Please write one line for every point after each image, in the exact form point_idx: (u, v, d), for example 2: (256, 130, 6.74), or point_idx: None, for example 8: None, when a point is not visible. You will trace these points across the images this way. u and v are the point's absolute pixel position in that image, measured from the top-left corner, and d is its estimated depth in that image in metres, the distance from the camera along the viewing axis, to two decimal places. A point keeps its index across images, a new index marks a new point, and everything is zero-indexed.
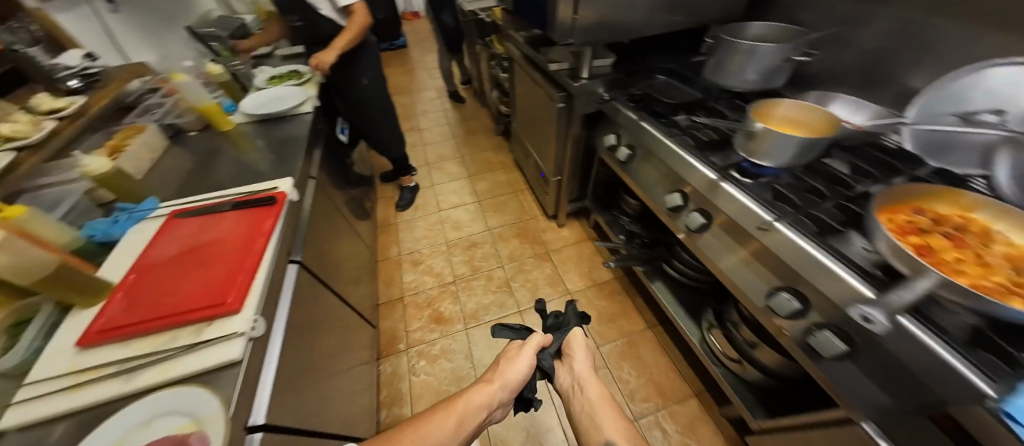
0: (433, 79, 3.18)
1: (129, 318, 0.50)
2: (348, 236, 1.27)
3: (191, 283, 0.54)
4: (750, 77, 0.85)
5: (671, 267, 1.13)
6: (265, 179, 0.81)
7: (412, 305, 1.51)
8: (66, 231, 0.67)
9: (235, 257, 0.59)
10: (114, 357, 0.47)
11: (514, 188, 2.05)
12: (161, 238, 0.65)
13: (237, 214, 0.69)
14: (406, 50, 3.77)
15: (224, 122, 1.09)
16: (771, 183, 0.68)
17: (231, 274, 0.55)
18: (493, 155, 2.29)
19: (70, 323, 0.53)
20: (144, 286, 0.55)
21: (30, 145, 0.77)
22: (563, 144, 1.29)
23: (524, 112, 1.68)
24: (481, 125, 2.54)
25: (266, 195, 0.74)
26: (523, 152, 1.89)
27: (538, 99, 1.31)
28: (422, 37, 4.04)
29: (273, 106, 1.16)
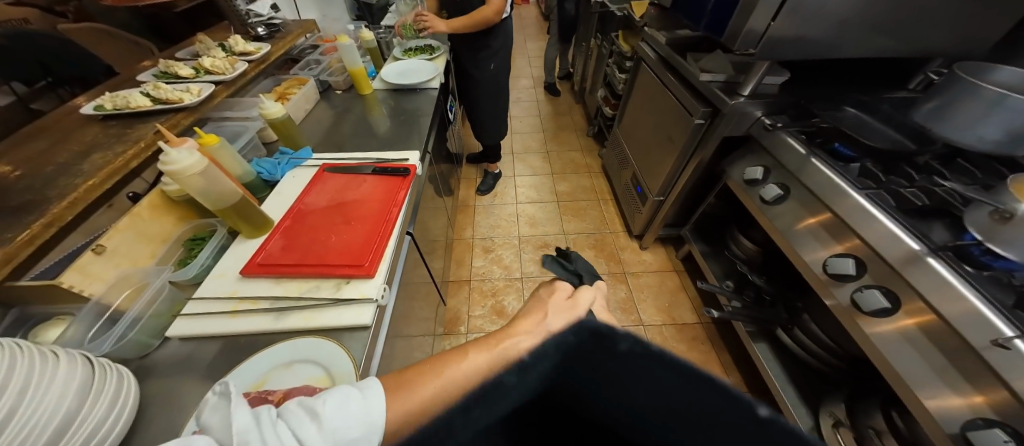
0: (532, 67, 3.11)
1: (291, 261, 0.61)
2: (433, 209, 1.28)
3: (338, 243, 0.65)
4: (989, 134, 0.69)
5: (788, 334, 0.97)
6: (399, 150, 0.89)
7: (476, 291, 1.50)
8: (241, 164, 0.77)
9: (372, 227, 0.69)
10: (273, 292, 0.59)
11: (597, 194, 1.88)
12: (312, 193, 0.77)
13: (373, 184, 0.79)
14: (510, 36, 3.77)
15: (365, 86, 1.18)
16: (1007, 281, 0.55)
17: (370, 243, 0.65)
18: (580, 157, 2.14)
19: (230, 251, 0.65)
20: (300, 235, 0.67)
21: (227, 80, 0.87)
22: (684, 165, 1.16)
23: (631, 118, 1.52)
24: (573, 122, 2.42)
25: (400, 168, 0.82)
26: (615, 162, 1.74)
27: (665, 109, 1.21)
28: (526, 25, 4.01)
29: (408, 78, 1.24)
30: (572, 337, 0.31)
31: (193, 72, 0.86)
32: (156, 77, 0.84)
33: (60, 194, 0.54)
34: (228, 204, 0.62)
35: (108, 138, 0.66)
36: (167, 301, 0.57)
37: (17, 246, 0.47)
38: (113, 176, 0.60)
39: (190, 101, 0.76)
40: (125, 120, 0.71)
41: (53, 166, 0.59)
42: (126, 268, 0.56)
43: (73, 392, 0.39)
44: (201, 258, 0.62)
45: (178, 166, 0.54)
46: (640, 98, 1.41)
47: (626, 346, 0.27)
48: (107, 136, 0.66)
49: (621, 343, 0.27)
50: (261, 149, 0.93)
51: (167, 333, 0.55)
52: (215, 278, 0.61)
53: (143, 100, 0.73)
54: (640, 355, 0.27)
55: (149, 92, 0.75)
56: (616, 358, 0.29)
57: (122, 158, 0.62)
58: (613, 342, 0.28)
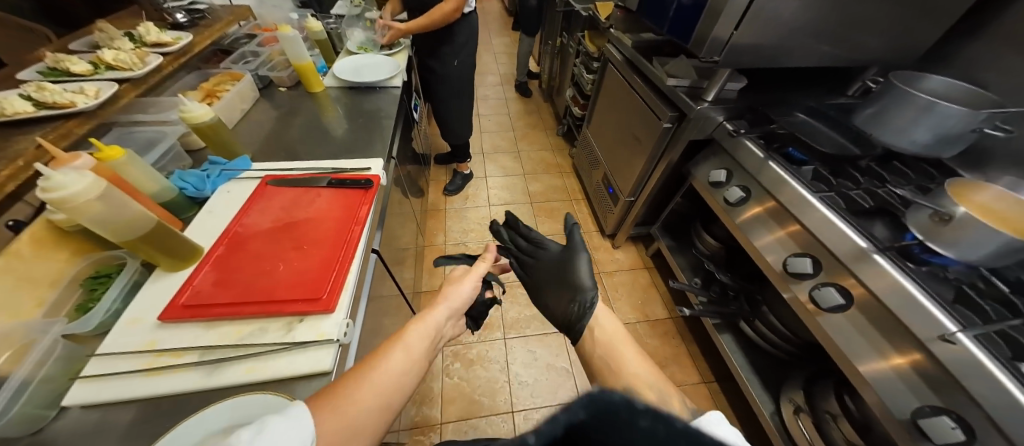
0: (499, 64, 3.05)
1: (227, 300, 0.54)
2: (401, 219, 1.19)
3: (285, 274, 0.57)
4: (920, 138, 0.76)
5: (749, 325, 1.02)
6: (360, 159, 0.80)
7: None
8: (157, 180, 0.66)
9: (327, 253, 0.61)
10: (206, 338, 0.50)
11: (569, 194, 1.87)
12: (254, 212, 0.68)
13: (328, 200, 0.71)
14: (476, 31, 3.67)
15: (314, 84, 1.06)
16: (946, 278, 0.61)
17: (325, 273, 0.58)
18: (551, 156, 2.12)
19: (144, 289, 0.55)
20: (239, 266, 0.58)
21: (136, 78, 0.73)
22: (654, 167, 1.18)
23: (599, 120, 1.52)
24: (542, 120, 2.39)
25: (362, 180, 0.74)
26: (586, 162, 1.74)
27: (632, 112, 1.22)
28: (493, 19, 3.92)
29: (365, 75, 1.13)
30: (582, 414, 0.22)
31: (90, 67, 0.71)
32: (38, 72, 0.68)
33: None
34: (134, 237, 0.52)
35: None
36: (65, 359, 0.47)
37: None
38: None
39: (85, 105, 0.62)
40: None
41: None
42: (5, 322, 0.45)
43: None
44: (108, 302, 0.52)
45: (63, 195, 0.44)
46: (608, 100, 1.42)
47: (645, 419, 0.22)
48: None
49: (641, 421, 0.22)
50: (186, 158, 0.80)
51: (63, 403, 0.44)
52: (127, 325, 0.51)
53: (21, 105, 0.58)
54: (667, 438, 0.22)
55: (28, 93, 0.60)
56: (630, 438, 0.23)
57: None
58: (630, 418, 0.22)
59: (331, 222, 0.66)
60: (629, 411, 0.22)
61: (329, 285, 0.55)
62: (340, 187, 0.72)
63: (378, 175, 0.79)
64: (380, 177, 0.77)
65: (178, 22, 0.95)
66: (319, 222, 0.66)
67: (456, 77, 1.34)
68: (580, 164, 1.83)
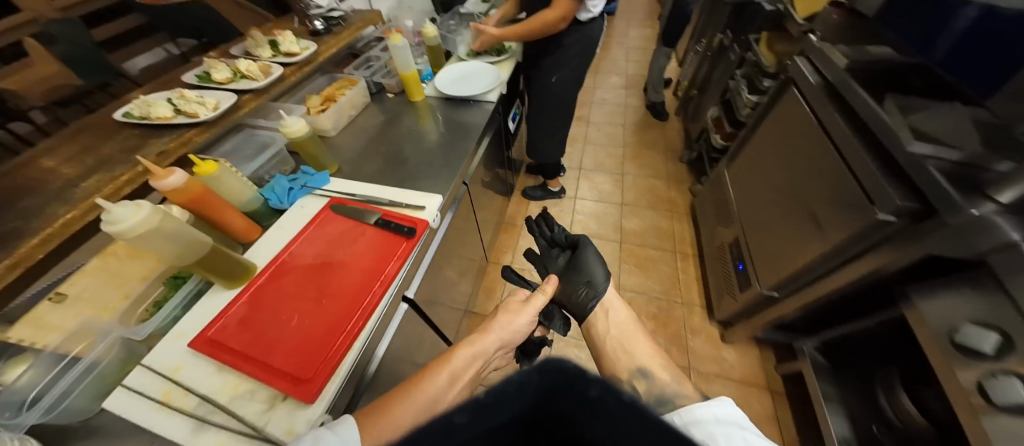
0: (628, 65, 2.70)
1: (239, 346, 0.52)
2: (462, 244, 1.16)
3: (294, 332, 0.54)
4: None
5: None
6: (417, 196, 0.74)
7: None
8: (243, 192, 0.70)
9: (340, 314, 0.55)
10: (210, 383, 0.50)
11: (673, 246, 1.52)
12: (303, 240, 0.67)
13: (369, 242, 0.66)
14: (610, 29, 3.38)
15: (415, 93, 1.06)
16: None
17: (328, 342, 0.52)
18: (662, 188, 1.76)
19: (200, 304, 0.60)
20: (266, 305, 0.57)
21: (256, 88, 0.80)
22: (843, 265, 0.77)
23: (759, 163, 1.13)
24: (663, 140, 2.02)
25: (407, 227, 0.67)
26: (715, 213, 1.40)
27: (823, 176, 0.83)
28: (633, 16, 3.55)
29: (464, 87, 1.08)
30: (534, 376, 0.23)
31: (230, 76, 0.82)
32: (195, 78, 0.81)
33: (32, 229, 0.51)
34: (187, 266, 0.55)
35: (120, 154, 0.64)
36: (119, 360, 0.54)
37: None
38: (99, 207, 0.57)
39: (206, 116, 0.70)
40: (145, 131, 0.69)
41: (54, 184, 0.58)
42: (88, 315, 0.54)
43: None
44: (169, 309, 0.59)
45: (123, 229, 0.47)
46: (782, 141, 1.02)
47: (597, 389, 0.22)
48: (116, 153, 0.64)
49: (590, 389, 0.22)
50: (290, 162, 0.87)
51: (103, 405, 0.50)
52: (173, 340, 0.56)
53: (164, 111, 0.69)
54: (615, 408, 0.22)
55: (174, 101, 0.72)
56: (587, 408, 0.23)
57: (113, 185, 0.58)
58: (583, 385, 0.22)
59: (361, 275, 0.61)
60: (580, 378, 0.22)
61: (321, 367, 0.49)
62: (384, 232, 0.66)
63: (427, 219, 0.71)
64: (427, 224, 0.69)
65: (316, 29, 1.04)
66: (351, 270, 0.61)
67: (558, 94, 1.21)
68: (703, 206, 1.51)
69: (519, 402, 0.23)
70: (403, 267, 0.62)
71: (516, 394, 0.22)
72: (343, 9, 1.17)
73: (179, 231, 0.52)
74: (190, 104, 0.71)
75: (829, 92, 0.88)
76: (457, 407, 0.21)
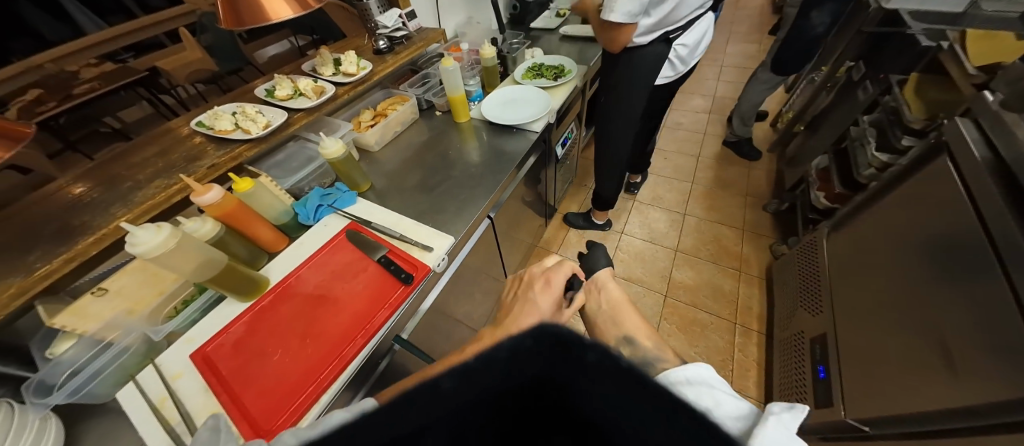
0: (711, 96, 2.49)
1: (224, 371, 0.55)
2: (492, 276, 1.17)
3: (273, 368, 0.56)
4: None
5: None
6: (426, 237, 0.73)
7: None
8: (274, 208, 0.74)
9: (318, 359, 0.57)
10: (192, 401, 0.53)
11: (735, 314, 1.38)
12: (311, 265, 0.69)
13: (367, 281, 0.67)
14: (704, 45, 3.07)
15: (461, 114, 1.11)
16: None
17: (298, 389, 0.53)
18: (732, 240, 1.63)
19: (215, 311, 0.64)
20: (260, 330, 0.60)
21: (308, 107, 0.91)
22: (970, 432, 0.55)
23: (872, 245, 0.87)
24: (738, 187, 1.86)
25: (406, 272, 0.67)
26: (796, 289, 1.18)
27: (966, 295, 0.59)
28: (735, 32, 3.18)
29: (510, 114, 1.12)
30: (528, 341, 0.23)
31: (290, 93, 0.94)
32: (264, 93, 0.94)
33: (98, 226, 0.61)
34: (202, 281, 0.57)
35: (182, 162, 0.74)
36: (140, 354, 0.60)
37: (31, 281, 0.54)
38: (148, 212, 0.65)
39: (257, 133, 0.81)
40: (208, 143, 0.79)
41: (128, 185, 0.69)
42: (119, 311, 0.60)
43: None
44: (189, 311, 0.65)
45: (142, 249, 0.51)
46: (910, 225, 0.76)
47: (594, 354, 0.22)
48: (182, 160, 0.74)
49: (586, 354, 0.22)
50: (331, 174, 0.91)
51: (119, 397, 0.54)
52: (184, 344, 0.60)
53: (225, 125, 0.80)
54: (614, 376, 0.21)
55: (237, 116, 0.82)
56: (581, 382, 0.22)
57: (165, 193, 0.67)
58: (579, 351, 0.22)
59: (349, 317, 0.62)
60: (577, 346, 0.22)
61: (288, 414, 0.50)
62: (384, 274, 0.67)
63: (429, 264, 0.70)
64: (428, 270, 0.69)
65: (379, 48, 1.16)
66: (342, 309, 0.63)
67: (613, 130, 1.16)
68: (782, 271, 1.31)
69: (523, 375, 0.23)
70: (391, 317, 0.62)
71: (510, 361, 0.22)
72: (410, 30, 1.27)
73: (194, 252, 0.54)
74: (246, 121, 0.82)
75: (999, 174, 0.62)
76: (444, 371, 0.22)
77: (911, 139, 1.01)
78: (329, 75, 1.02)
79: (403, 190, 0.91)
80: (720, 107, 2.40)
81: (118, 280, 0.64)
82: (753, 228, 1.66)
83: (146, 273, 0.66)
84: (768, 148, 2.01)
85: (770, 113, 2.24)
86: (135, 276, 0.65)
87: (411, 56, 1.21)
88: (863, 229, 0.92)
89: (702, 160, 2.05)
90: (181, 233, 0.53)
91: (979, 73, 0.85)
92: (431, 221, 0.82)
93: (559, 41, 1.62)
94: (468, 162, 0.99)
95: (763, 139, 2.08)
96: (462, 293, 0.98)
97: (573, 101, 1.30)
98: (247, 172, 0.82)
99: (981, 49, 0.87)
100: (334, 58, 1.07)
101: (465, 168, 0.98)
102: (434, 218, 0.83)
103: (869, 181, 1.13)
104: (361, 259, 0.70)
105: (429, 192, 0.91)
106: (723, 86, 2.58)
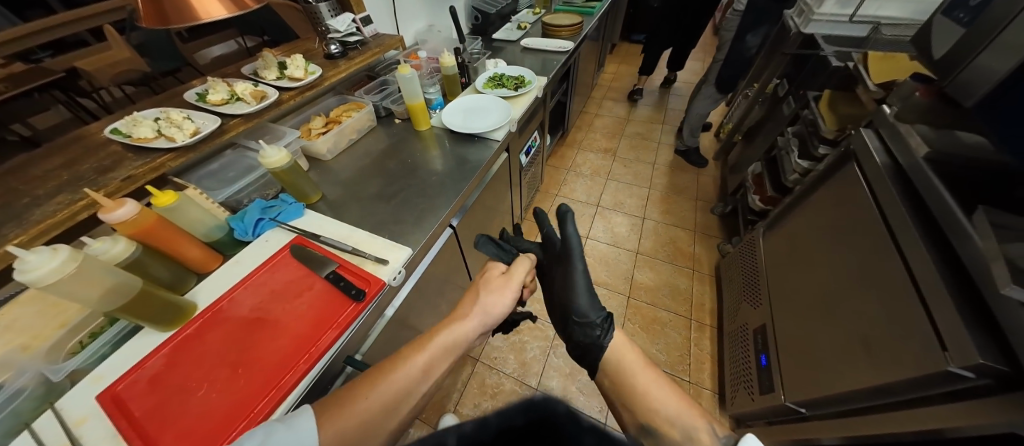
0: (664, 108, 2.66)
1: (139, 413, 0.49)
2: (457, 286, 1.14)
3: (197, 406, 0.50)
4: None
5: None
6: (381, 250, 0.70)
7: (476, 378, 1.40)
8: (205, 223, 0.68)
9: (251, 390, 0.52)
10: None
11: (690, 310, 1.45)
12: (247, 286, 0.64)
13: (312, 300, 0.63)
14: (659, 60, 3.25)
15: (421, 122, 1.10)
16: None
17: (223, 426, 0.48)
18: (685, 242, 1.73)
19: (130, 342, 0.57)
20: (182, 363, 0.54)
21: (247, 113, 0.85)
22: (890, 408, 0.61)
23: (800, 243, 0.95)
24: (690, 192, 1.98)
25: (357, 287, 0.64)
26: (740, 284, 1.27)
27: (876, 286, 0.67)
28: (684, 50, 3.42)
29: (471, 123, 1.12)
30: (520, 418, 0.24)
31: (226, 97, 0.87)
32: (196, 96, 0.87)
33: None
34: (110, 311, 0.50)
35: (92, 174, 0.65)
36: (35, 398, 0.51)
37: None
38: (45, 235, 0.57)
39: (182, 140, 0.74)
40: (127, 152, 0.71)
41: (21, 201, 0.59)
42: (11, 348, 0.52)
43: None
44: (97, 345, 0.57)
45: (32, 276, 0.44)
46: (830, 222, 0.85)
47: (592, 438, 0.23)
48: (93, 171, 0.66)
49: (559, 406, 0.24)
50: (275, 185, 0.85)
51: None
52: (88, 384, 0.52)
53: (146, 132, 0.72)
54: None
55: (159, 122, 0.75)
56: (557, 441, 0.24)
57: (68, 211, 0.59)
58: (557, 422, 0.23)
59: (292, 339, 0.58)
60: (572, 426, 0.23)
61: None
62: (331, 289, 0.64)
63: (383, 278, 0.67)
64: (381, 284, 0.65)
65: (331, 53, 1.12)
66: (283, 331, 0.59)
67: None
68: (728, 269, 1.41)
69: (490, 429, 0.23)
70: (340, 336, 0.59)
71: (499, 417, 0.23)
72: (365, 36, 1.24)
73: (101, 276, 0.48)
74: (171, 128, 0.75)
75: (897, 177, 0.71)
76: (454, 424, 0.22)
77: (827, 147, 1.13)
78: (272, 80, 0.97)
79: (353, 201, 0.87)
80: (672, 118, 2.56)
81: (9, 313, 0.56)
82: (704, 230, 1.77)
83: (45, 305, 0.58)
84: (714, 156, 2.17)
85: (715, 124, 2.42)
86: (34, 308, 0.58)
87: (366, 62, 1.17)
88: (792, 227, 1.01)
89: (657, 167, 2.17)
90: (83, 255, 0.47)
91: (878, 89, 0.96)
92: (387, 233, 0.79)
93: (520, 52, 1.65)
94: (430, 171, 0.97)
95: (711, 149, 2.25)
96: (424, 308, 0.95)
97: (533, 110, 1.32)
98: (172, 183, 0.75)
99: (881, 70, 1.00)
100: (279, 61, 1.02)
101: (427, 176, 0.96)
102: (392, 229, 0.80)
103: (794, 185, 1.24)
104: (306, 277, 0.66)
105: (387, 202, 0.87)
106: (675, 99, 2.75)
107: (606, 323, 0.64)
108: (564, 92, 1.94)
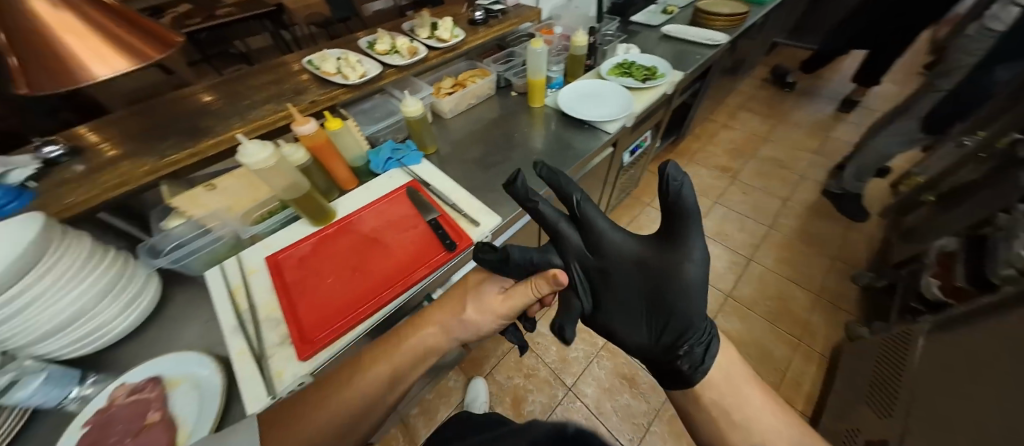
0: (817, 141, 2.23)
1: (287, 279, 0.64)
2: None
3: (323, 289, 0.63)
4: None
5: None
6: (478, 212, 0.75)
7: (516, 354, 1.49)
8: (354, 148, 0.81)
9: (358, 297, 0.62)
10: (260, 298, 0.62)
11: (780, 382, 1.28)
12: (373, 209, 0.76)
13: (415, 237, 0.71)
14: (830, 80, 2.68)
15: (535, 99, 1.11)
16: None
17: (341, 321, 0.59)
18: (800, 305, 1.51)
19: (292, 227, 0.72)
20: (320, 254, 0.68)
21: (400, 65, 0.96)
22: None
23: (981, 356, 0.71)
24: (820, 251, 1.69)
25: (452, 238, 0.70)
26: (863, 377, 1.08)
27: None
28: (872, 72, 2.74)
29: (585, 109, 1.09)
30: None
31: (388, 48, 1.00)
32: (366, 44, 1.02)
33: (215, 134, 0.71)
34: (288, 201, 0.65)
35: (289, 92, 0.83)
36: (229, 246, 0.71)
37: (160, 165, 0.68)
38: (257, 131, 0.75)
39: (353, 80, 0.88)
40: (310, 80, 0.88)
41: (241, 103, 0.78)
42: (221, 205, 0.70)
43: (88, 296, 0.54)
44: (272, 221, 0.75)
45: (249, 160, 0.58)
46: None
47: None
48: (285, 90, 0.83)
49: None
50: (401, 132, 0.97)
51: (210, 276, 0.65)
52: (262, 247, 0.69)
53: (330, 68, 0.88)
54: None
55: (340, 62, 0.91)
56: None
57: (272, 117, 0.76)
58: None
59: (395, 263, 0.67)
60: None
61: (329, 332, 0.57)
62: (432, 232, 0.71)
63: (473, 238, 0.71)
64: (470, 243, 0.70)
65: (474, 19, 1.18)
66: (392, 252, 0.68)
67: None
68: (853, 357, 1.18)
69: None
70: (428, 275, 0.65)
71: None
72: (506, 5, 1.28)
73: (286, 173, 0.61)
74: (347, 68, 0.89)
75: None
76: None
77: None
78: (424, 38, 1.07)
79: (462, 161, 0.93)
80: (824, 154, 2.13)
81: (224, 181, 0.75)
82: (833, 298, 1.53)
83: (247, 181, 0.76)
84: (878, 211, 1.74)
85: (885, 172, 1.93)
86: (239, 182, 0.75)
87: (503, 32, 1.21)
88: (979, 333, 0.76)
89: (788, 205, 1.89)
90: (280, 155, 0.60)
91: None
92: (484, 197, 0.83)
93: (658, 40, 1.51)
94: (535, 150, 0.99)
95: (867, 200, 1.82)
96: None
97: (655, 109, 1.23)
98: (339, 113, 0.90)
99: None
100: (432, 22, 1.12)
101: (531, 153, 0.97)
102: (488, 194, 0.84)
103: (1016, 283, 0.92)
104: (415, 215, 0.75)
105: (488, 169, 0.92)
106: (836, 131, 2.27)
107: (711, 341, 0.58)
108: (694, 94, 1.75)
